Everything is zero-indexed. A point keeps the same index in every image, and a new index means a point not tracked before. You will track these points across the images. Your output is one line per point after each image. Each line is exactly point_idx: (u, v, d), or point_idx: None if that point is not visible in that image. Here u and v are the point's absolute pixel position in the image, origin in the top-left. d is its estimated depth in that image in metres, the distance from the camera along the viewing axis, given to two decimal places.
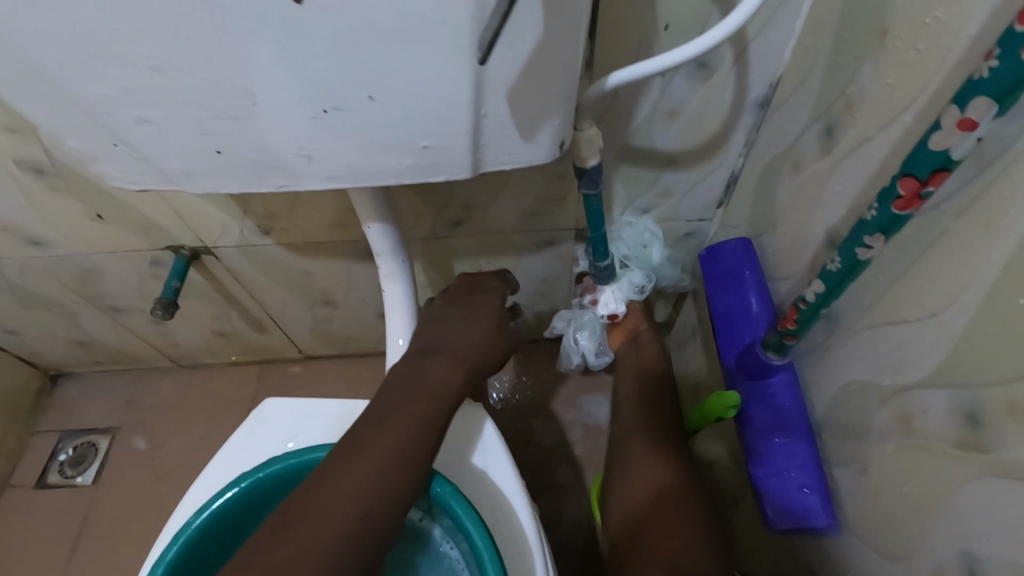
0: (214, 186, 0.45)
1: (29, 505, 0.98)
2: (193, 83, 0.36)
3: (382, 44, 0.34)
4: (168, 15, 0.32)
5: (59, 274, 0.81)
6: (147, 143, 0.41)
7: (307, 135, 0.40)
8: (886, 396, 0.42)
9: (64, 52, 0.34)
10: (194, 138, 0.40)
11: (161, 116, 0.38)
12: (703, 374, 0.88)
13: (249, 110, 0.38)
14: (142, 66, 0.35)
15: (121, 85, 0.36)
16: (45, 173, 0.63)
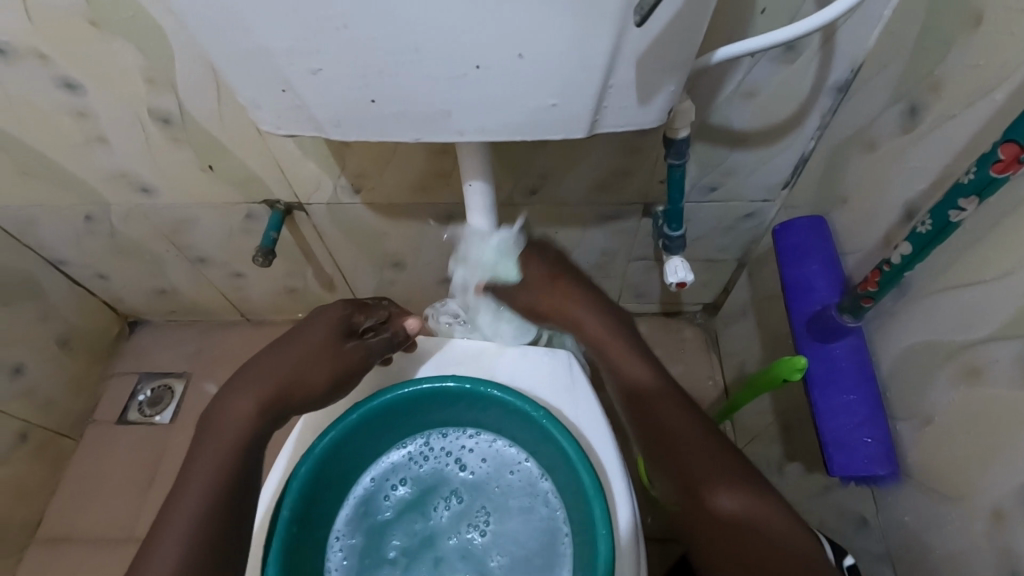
0: (338, 129, 0.50)
1: (108, 438, 1.05)
2: (369, 38, 0.41)
3: (540, 10, 0.39)
4: None
5: (159, 221, 0.87)
6: (311, 92, 0.46)
7: (442, 87, 0.45)
8: (956, 352, 0.46)
9: (267, 5, 0.39)
10: (353, 90, 0.45)
11: (333, 68, 0.44)
12: (750, 350, 0.92)
13: (409, 66, 0.43)
14: (316, 17, 0.40)
15: (307, 38, 0.41)
16: (171, 123, 0.70)
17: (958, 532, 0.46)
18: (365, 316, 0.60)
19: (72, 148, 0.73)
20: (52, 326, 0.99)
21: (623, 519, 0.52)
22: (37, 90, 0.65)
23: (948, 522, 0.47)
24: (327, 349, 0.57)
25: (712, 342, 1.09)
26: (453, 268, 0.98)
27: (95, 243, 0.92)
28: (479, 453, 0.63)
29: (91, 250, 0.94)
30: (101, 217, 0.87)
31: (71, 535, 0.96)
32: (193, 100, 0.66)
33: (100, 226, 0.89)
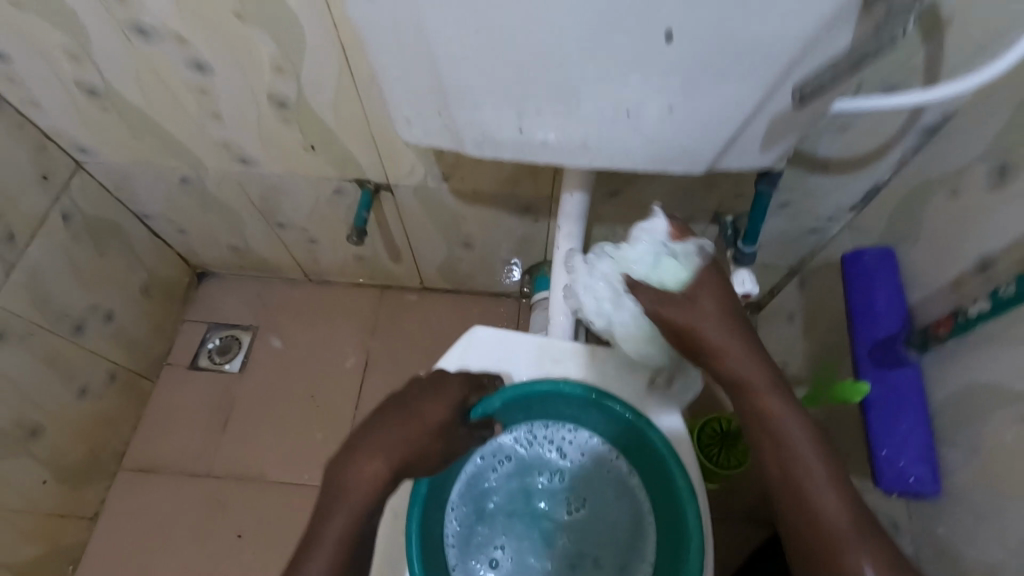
0: (488, 155, 0.55)
1: (183, 380, 1.13)
2: (540, 81, 0.45)
3: (705, 74, 0.43)
4: (559, 36, 0.41)
5: (249, 188, 0.92)
6: (467, 117, 0.50)
7: (600, 134, 0.50)
8: (1013, 396, 0.52)
9: (459, 47, 0.43)
10: (508, 119, 0.50)
11: (496, 100, 0.48)
12: (790, 353, 0.99)
13: (567, 106, 0.47)
14: (501, 61, 0.44)
15: (483, 75, 0.46)
16: (286, 106, 0.73)
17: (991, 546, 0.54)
18: (479, 398, 0.63)
19: (185, 118, 0.77)
20: (136, 274, 1.05)
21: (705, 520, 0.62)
22: (168, 66, 0.68)
23: (983, 537, 0.55)
24: (449, 426, 0.59)
25: None
26: (518, 251, 1.03)
27: (185, 202, 0.97)
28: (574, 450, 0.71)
29: (178, 207, 0.99)
30: (196, 180, 0.91)
31: (154, 466, 1.05)
32: (313, 89, 0.70)
33: (193, 188, 0.93)
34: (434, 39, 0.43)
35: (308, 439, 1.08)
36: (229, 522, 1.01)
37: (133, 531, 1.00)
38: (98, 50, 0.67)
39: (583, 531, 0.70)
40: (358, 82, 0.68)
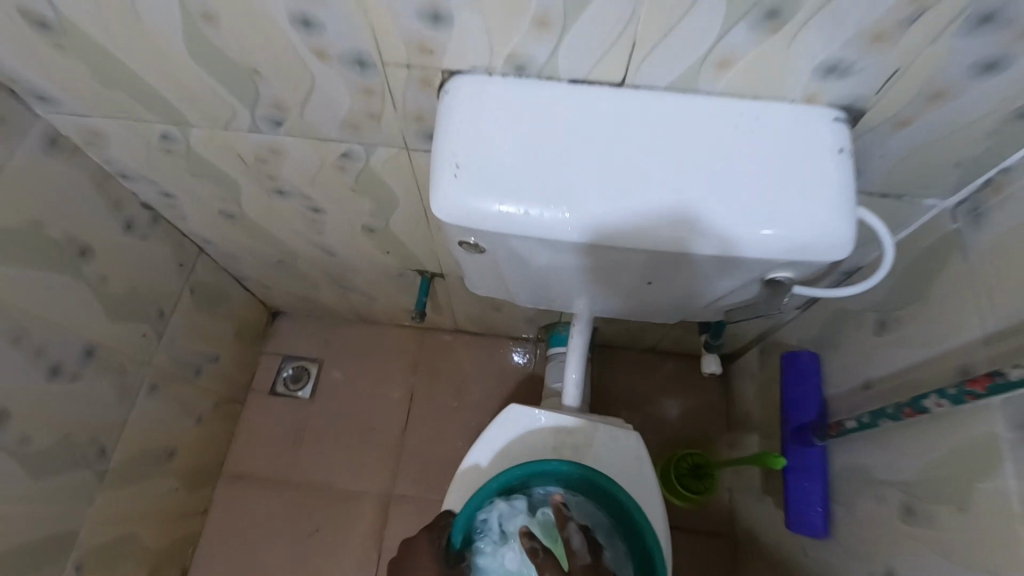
0: (535, 302, 0.82)
1: (265, 403, 1.41)
2: (571, 285, 0.73)
3: (674, 293, 0.70)
4: (585, 275, 0.68)
5: (331, 269, 1.17)
6: (521, 290, 0.78)
7: (608, 303, 0.78)
8: (873, 482, 0.79)
9: (522, 272, 0.70)
10: (548, 293, 0.77)
11: (541, 287, 0.75)
12: (752, 405, 1.25)
13: (587, 294, 0.75)
14: (547, 278, 0.71)
15: (535, 280, 0.73)
16: (373, 232, 0.98)
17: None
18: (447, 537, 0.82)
19: (295, 232, 1.01)
20: (232, 324, 1.30)
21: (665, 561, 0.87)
22: (292, 208, 0.93)
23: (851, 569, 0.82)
24: (444, 565, 0.80)
25: (723, 383, 1.41)
26: (538, 314, 1.29)
27: (276, 273, 1.22)
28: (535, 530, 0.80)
29: (270, 275, 1.24)
30: (289, 262, 1.16)
31: (248, 472, 1.34)
32: (395, 225, 0.94)
33: (285, 266, 1.18)
34: (509, 269, 0.70)
35: (367, 456, 1.36)
36: (309, 521, 1.30)
37: (236, 525, 1.29)
38: (242, 198, 0.91)
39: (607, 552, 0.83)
40: (430, 224, 0.92)
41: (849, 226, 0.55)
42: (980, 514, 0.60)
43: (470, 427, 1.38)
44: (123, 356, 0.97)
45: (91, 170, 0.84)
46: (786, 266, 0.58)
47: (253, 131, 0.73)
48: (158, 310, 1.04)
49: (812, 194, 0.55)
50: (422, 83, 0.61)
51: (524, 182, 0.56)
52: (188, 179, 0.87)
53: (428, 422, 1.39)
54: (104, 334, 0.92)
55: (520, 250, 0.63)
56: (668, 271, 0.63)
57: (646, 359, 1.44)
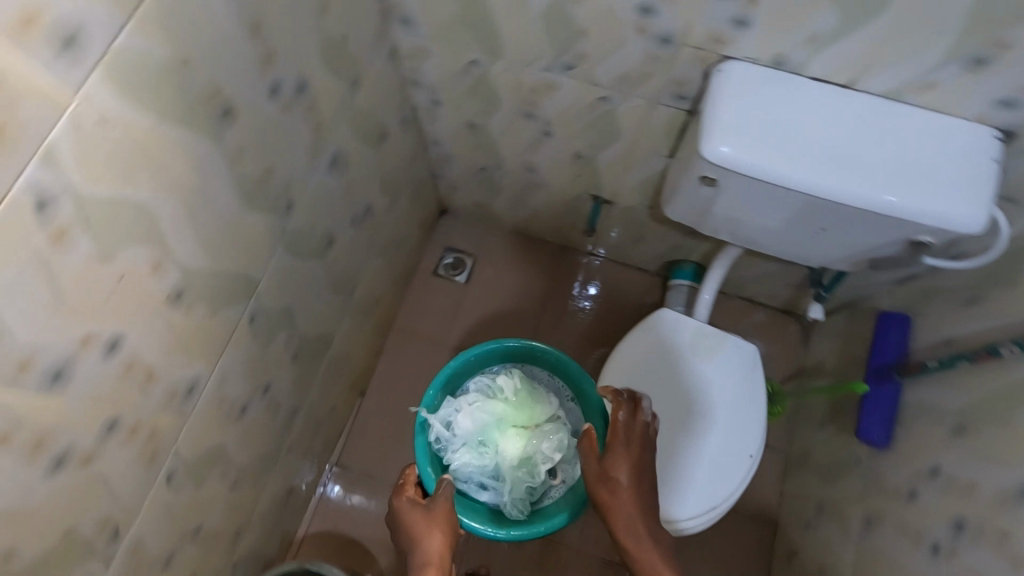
0: (716, 233, 1.09)
1: (428, 280, 1.75)
2: (753, 223, 1.00)
3: (830, 243, 0.96)
4: (770, 215, 0.95)
5: (519, 183, 1.46)
6: (708, 221, 1.06)
7: (770, 243, 1.05)
8: (936, 410, 1.07)
9: (722, 206, 0.98)
10: (727, 226, 1.05)
11: (726, 221, 1.03)
12: (829, 356, 1.52)
13: (760, 232, 1.02)
14: (738, 213, 0.99)
15: (726, 214, 1.00)
16: (580, 158, 1.25)
17: (899, 474, 1.11)
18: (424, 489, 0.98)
19: (513, 147, 1.30)
20: (422, 212, 1.63)
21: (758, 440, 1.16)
22: (527, 129, 1.21)
23: (898, 470, 1.11)
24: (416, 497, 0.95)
25: (803, 338, 1.68)
26: (668, 251, 1.56)
27: (470, 177, 1.52)
28: (471, 399, 1.07)
29: (465, 178, 1.54)
30: (488, 171, 1.46)
31: (412, 331, 1.70)
32: (602, 156, 1.22)
33: (483, 173, 1.48)
34: (717, 202, 0.97)
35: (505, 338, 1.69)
36: None
37: (400, 369, 1.66)
38: (495, 114, 1.19)
39: (470, 440, 1.04)
40: (631, 160, 1.19)
41: (986, 213, 0.79)
42: (1017, 428, 0.88)
43: (587, 332, 1.70)
44: (376, 219, 1.30)
45: (401, 76, 1.14)
46: (933, 232, 0.83)
47: (546, 69, 1.01)
48: (397, 190, 1.36)
49: (966, 185, 0.80)
50: (698, 61, 0.87)
51: (767, 143, 0.82)
52: (463, 94, 1.16)
53: (554, 322, 1.71)
54: (375, 199, 1.24)
55: (740, 190, 0.90)
56: (841, 224, 0.89)
57: (743, 307, 1.71)
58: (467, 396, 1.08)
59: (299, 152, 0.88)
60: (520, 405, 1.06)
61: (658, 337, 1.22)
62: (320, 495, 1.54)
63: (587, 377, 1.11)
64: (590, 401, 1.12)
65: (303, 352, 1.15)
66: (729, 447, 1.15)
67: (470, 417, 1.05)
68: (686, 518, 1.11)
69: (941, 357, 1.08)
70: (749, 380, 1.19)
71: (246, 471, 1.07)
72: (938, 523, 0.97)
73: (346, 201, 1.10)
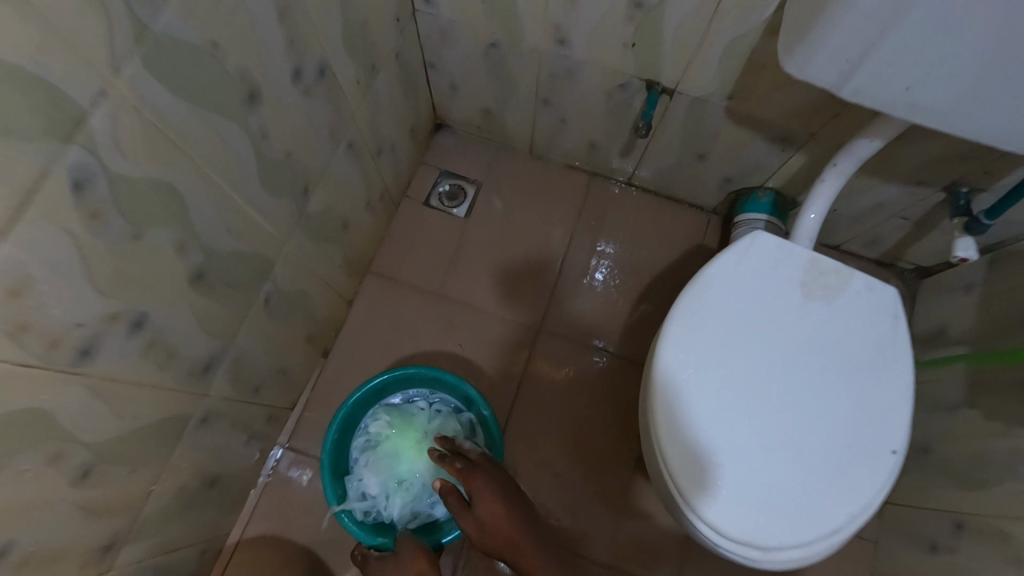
0: (863, 98, 0.72)
1: (417, 213, 1.34)
2: (961, 63, 0.62)
3: None
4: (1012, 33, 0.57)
5: (543, 68, 1.05)
6: (871, 69, 0.67)
7: (965, 110, 0.68)
8: None
9: (925, 24, 0.60)
10: (903, 79, 0.67)
11: (908, 64, 0.65)
12: (955, 318, 1.12)
13: (963, 81, 0.64)
14: (948, 38, 0.60)
15: (921, 43, 0.62)
16: (641, 9, 0.85)
17: None
18: None
19: None
20: (411, 116, 1.22)
21: (900, 436, 0.77)
22: None
23: None
24: None
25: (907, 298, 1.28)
26: (741, 174, 1.16)
27: (476, 63, 1.11)
28: (364, 458, 1.08)
29: (469, 66, 1.13)
30: (502, 50, 1.05)
31: (395, 275, 1.30)
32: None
33: (495, 55, 1.07)
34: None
35: (517, 288, 1.30)
36: (452, 334, 1.26)
37: (378, 323, 1.27)
38: None
39: (389, 491, 1.06)
40: (722, 3, 0.79)
41: None
42: None
43: (623, 283, 1.31)
44: (339, 96, 0.89)
45: None
46: None
47: None
48: (372, 61, 0.95)
49: None
50: None
51: None
52: None
53: (581, 270, 1.32)
54: (336, 58, 0.83)
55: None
56: None
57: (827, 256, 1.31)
58: (359, 461, 1.09)
59: None
60: (400, 428, 1.09)
61: (754, 271, 0.82)
62: (265, 485, 1.16)
63: (434, 371, 1.10)
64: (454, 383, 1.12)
65: (217, 277, 0.75)
66: (857, 438, 0.77)
67: (373, 477, 1.06)
68: (760, 550, 0.73)
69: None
70: (886, 341, 0.80)
71: (117, 452, 0.68)
72: None
73: (284, 36, 0.69)
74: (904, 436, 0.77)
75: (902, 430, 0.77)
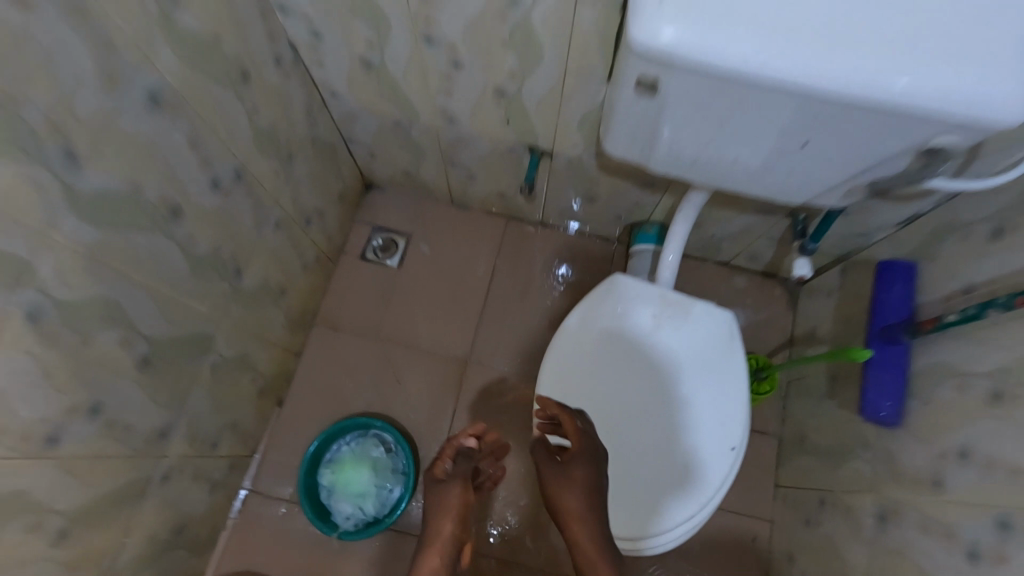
0: (664, 164, 0.85)
1: (355, 266, 1.50)
2: (720, 146, 0.76)
3: (826, 162, 0.73)
4: (743, 131, 0.71)
5: (443, 138, 1.22)
6: (661, 149, 0.80)
7: (745, 173, 0.81)
8: (961, 374, 0.85)
9: (680, 125, 0.73)
10: (688, 155, 0.80)
11: (685, 145, 0.78)
12: (822, 319, 1.30)
13: (730, 155, 0.77)
14: (703, 132, 0.73)
15: (686, 135, 0.75)
16: (504, 96, 1.02)
17: (919, 456, 0.89)
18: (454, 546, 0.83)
19: (424, 88, 1.06)
20: (338, 184, 1.38)
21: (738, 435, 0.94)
22: (434, 61, 0.97)
23: (917, 451, 0.89)
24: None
25: (791, 302, 1.46)
26: (629, 211, 1.33)
27: (386, 136, 1.28)
28: (331, 500, 1.24)
29: (382, 139, 1.29)
30: (405, 127, 1.22)
31: (339, 324, 1.45)
32: (529, 90, 0.98)
33: (400, 130, 1.23)
34: (670, 106, 0.69)
35: (450, 324, 1.46)
36: (394, 371, 1.42)
37: (326, 368, 1.42)
38: (390, 42, 0.95)
39: (364, 504, 1.24)
40: (564, 92, 0.96)
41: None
42: None
43: (543, 312, 1.47)
44: (260, 187, 1.05)
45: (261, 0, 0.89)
46: (963, 129, 0.60)
47: None
48: (288, 152, 1.11)
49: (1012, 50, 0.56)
50: None
51: (732, 10, 0.57)
52: (344, 17, 0.91)
53: (505, 304, 1.48)
54: (251, 160, 0.99)
55: (698, 92, 0.65)
56: (836, 133, 0.66)
57: (720, 271, 1.49)
58: (331, 506, 1.24)
59: (84, 82, 0.63)
60: (338, 466, 1.26)
61: (611, 309, 0.99)
62: (234, 525, 1.30)
63: (332, 425, 1.26)
64: (351, 425, 1.29)
65: (159, 358, 0.89)
66: (703, 441, 0.93)
67: (344, 503, 1.24)
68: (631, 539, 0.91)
69: (966, 307, 0.85)
70: (724, 356, 0.96)
71: (84, 516, 0.82)
72: (979, 520, 0.75)
73: (195, 159, 0.84)
74: (742, 434, 0.94)
75: (740, 429, 0.94)
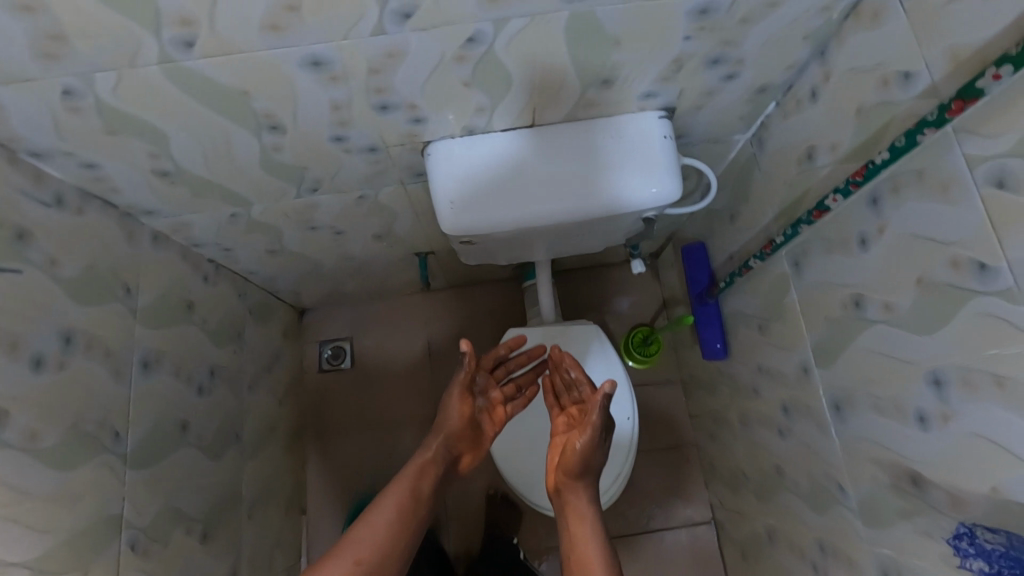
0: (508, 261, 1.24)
1: (319, 379, 1.80)
2: (533, 248, 1.14)
3: (599, 235, 1.12)
4: (539, 240, 1.10)
5: (348, 268, 1.52)
6: (500, 258, 1.18)
7: (559, 250, 1.20)
8: (745, 316, 1.25)
9: (502, 249, 1.11)
10: (518, 255, 1.18)
11: (512, 254, 1.16)
12: (676, 285, 1.70)
13: (543, 248, 1.16)
14: (517, 246, 1.12)
15: (509, 251, 1.14)
16: (382, 236, 1.34)
17: (745, 374, 1.29)
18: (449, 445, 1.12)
19: (320, 250, 1.36)
20: (279, 327, 1.66)
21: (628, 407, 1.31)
22: (321, 236, 1.27)
23: (743, 371, 1.30)
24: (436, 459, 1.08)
25: (656, 275, 1.86)
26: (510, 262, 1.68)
27: (303, 281, 1.57)
28: None
29: (301, 283, 1.58)
30: (315, 272, 1.51)
31: (326, 430, 1.76)
32: (398, 229, 1.31)
33: (312, 275, 1.53)
34: (489, 244, 1.07)
35: (411, 394, 1.79)
36: (383, 449, 1.74)
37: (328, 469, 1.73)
38: (284, 237, 1.25)
39: None
40: (422, 223, 1.29)
41: (676, 179, 0.97)
42: (788, 318, 1.06)
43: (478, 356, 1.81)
44: (228, 370, 1.33)
45: (178, 249, 1.16)
46: (651, 207, 1.00)
47: (299, 197, 1.07)
48: (236, 331, 1.39)
49: (654, 162, 0.96)
50: (411, 149, 0.96)
51: (496, 198, 0.95)
52: (243, 235, 1.20)
53: (446, 361, 1.82)
54: (214, 357, 1.27)
55: (500, 236, 1.03)
56: (589, 226, 1.06)
57: (597, 271, 1.86)
58: None
59: (103, 387, 0.91)
60: None
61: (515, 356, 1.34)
62: None
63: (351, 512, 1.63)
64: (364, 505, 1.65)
65: (212, 529, 1.18)
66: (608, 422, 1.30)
67: None
68: None
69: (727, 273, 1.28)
70: (601, 357, 1.34)
71: None
72: (776, 408, 1.17)
73: (181, 384, 1.12)
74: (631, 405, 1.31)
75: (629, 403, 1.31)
